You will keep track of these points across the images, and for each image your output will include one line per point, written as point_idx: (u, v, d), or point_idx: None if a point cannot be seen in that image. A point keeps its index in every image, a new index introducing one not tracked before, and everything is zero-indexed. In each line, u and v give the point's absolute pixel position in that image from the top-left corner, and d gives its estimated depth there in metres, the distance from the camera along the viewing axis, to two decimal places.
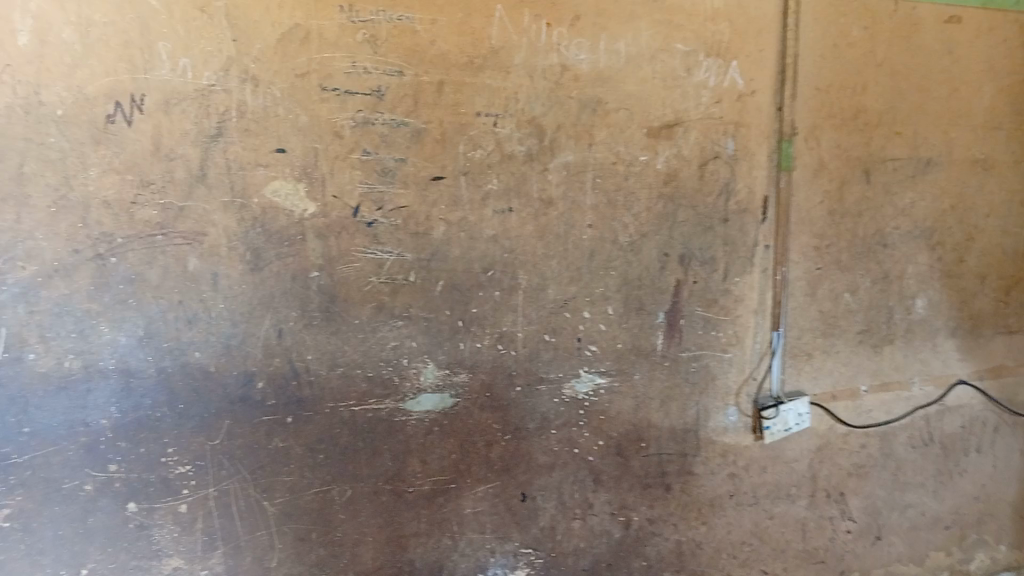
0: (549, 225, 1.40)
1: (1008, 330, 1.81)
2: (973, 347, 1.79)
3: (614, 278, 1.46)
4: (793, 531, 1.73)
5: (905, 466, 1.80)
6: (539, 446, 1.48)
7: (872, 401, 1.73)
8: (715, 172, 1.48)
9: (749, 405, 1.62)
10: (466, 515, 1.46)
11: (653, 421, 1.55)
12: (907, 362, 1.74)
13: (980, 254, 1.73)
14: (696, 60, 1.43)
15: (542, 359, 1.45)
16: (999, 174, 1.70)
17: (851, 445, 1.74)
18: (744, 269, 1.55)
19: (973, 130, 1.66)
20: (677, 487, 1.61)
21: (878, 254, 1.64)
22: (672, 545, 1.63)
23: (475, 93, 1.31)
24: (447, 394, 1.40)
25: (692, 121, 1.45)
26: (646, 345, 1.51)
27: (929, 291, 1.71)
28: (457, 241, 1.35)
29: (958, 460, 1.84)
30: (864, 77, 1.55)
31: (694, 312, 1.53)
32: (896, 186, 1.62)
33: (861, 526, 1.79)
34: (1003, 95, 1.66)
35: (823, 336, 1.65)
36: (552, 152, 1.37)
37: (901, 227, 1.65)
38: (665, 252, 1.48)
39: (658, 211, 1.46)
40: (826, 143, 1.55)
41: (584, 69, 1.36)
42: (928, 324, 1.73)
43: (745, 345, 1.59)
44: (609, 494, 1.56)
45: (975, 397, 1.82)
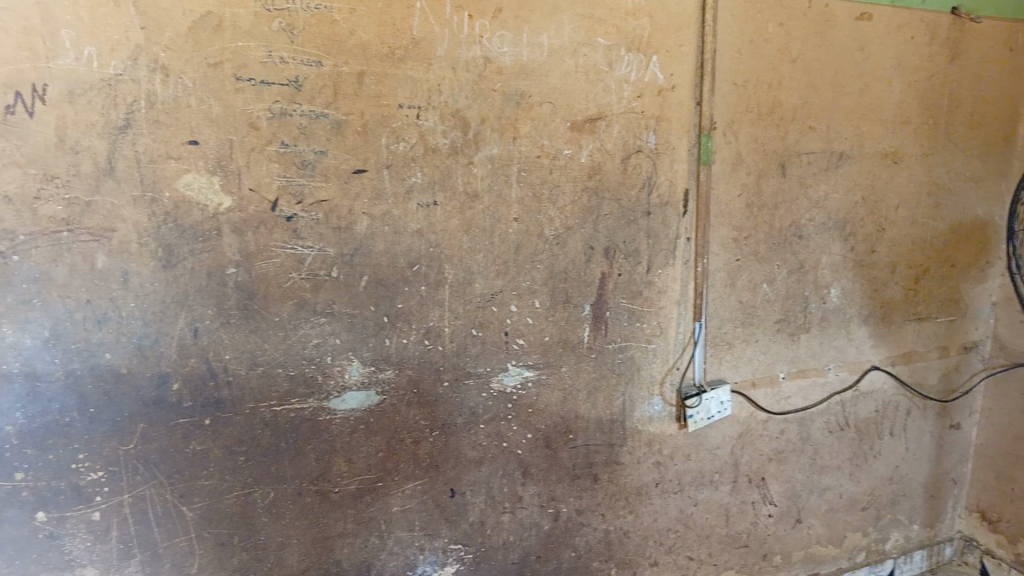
0: (475, 219, 1.39)
1: (916, 316, 1.90)
2: (884, 333, 1.87)
3: (541, 271, 1.46)
4: (716, 516, 1.78)
5: (821, 449, 1.87)
6: (468, 442, 1.48)
7: (790, 388, 1.79)
8: (638, 166, 1.50)
9: (673, 394, 1.65)
10: (394, 513, 1.44)
11: (581, 413, 1.57)
12: (822, 349, 1.80)
13: (890, 243, 1.80)
14: (618, 55, 1.44)
15: (469, 354, 1.44)
16: (906, 166, 1.77)
17: (770, 430, 1.79)
18: (667, 261, 1.57)
19: (882, 125, 1.72)
20: (605, 477, 1.63)
21: (794, 245, 1.70)
22: (600, 535, 1.66)
23: (397, 85, 1.29)
24: (372, 391, 1.38)
25: (615, 115, 1.46)
26: (572, 338, 1.52)
27: (842, 280, 1.77)
28: (380, 236, 1.32)
29: (872, 443, 1.93)
30: (779, 72, 1.59)
31: (618, 304, 1.55)
32: (810, 179, 1.68)
33: (781, 510, 1.86)
34: (910, 90, 1.73)
35: (743, 325, 1.69)
36: (477, 145, 1.36)
37: (815, 218, 1.70)
38: (590, 246, 1.49)
39: (583, 205, 1.47)
40: (744, 137, 1.59)
41: (507, 62, 1.36)
42: (842, 312, 1.80)
43: (668, 335, 1.61)
44: (537, 486, 1.56)
45: (885, 381, 1.90)
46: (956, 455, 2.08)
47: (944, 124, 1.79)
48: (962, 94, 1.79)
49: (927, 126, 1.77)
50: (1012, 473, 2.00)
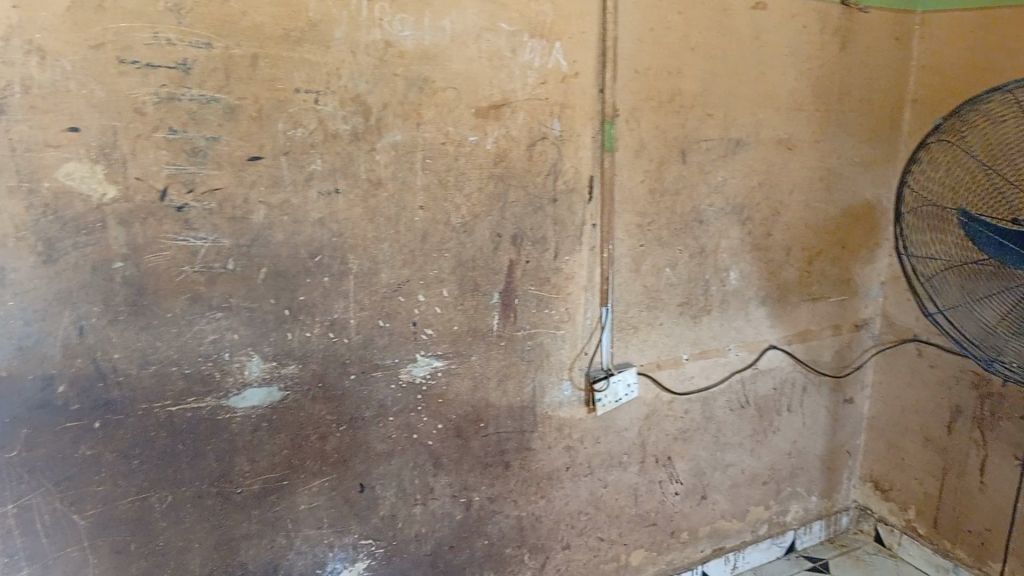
0: (379, 207, 1.36)
1: (811, 296, 1.98)
2: (780, 314, 1.94)
3: (448, 259, 1.45)
4: (625, 497, 1.82)
5: (723, 427, 1.93)
6: (377, 435, 1.45)
7: (693, 369, 1.84)
8: (543, 152, 1.50)
9: (582, 379, 1.67)
10: (301, 511, 1.41)
11: (491, 402, 1.56)
12: (723, 330, 1.86)
13: (785, 227, 1.87)
14: (521, 41, 1.43)
15: (376, 346, 1.41)
16: (800, 152, 1.84)
17: (675, 411, 1.84)
18: (573, 248, 1.58)
19: (777, 112, 1.78)
20: (516, 464, 1.63)
21: (695, 230, 1.74)
22: (513, 521, 1.66)
23: (294, 69, 1.24)
24: (275, 387, 1.33)
25: (519, 102, 1.45)
26: (482, 326, 1.51)
27: (741, 263, 1.83)
28: (279, 226, 1.28)
29: (771, 419, 2.01)
30: (679, 60, 1.61)
31: (527, 292, 1.55)
32: (709, 165, 1.72)
33: (687, 487, 1.92)
34: (803, 78, 1.79)
35: (648, 309, 1.72)
36: (380, 131, 1.33)
37: (715, 204, 1.75)
38: (497, 233, 1.49)
39: (490, 191, 1.46)
40: (646, 124, 1.61)
41: (409, 46, 1.33)
42: (741, 294, 1.86)
43: (576, 321, 1.63)
44: (449, 476, 1.55)
45: (783, 360, 1.98)
46: (849, 428, 2.19)
47: (835, 111, 1.86)
48: (851, 82, 1.87)
49: (819, 113, 1.84)
50: (902, 443, 2.13)
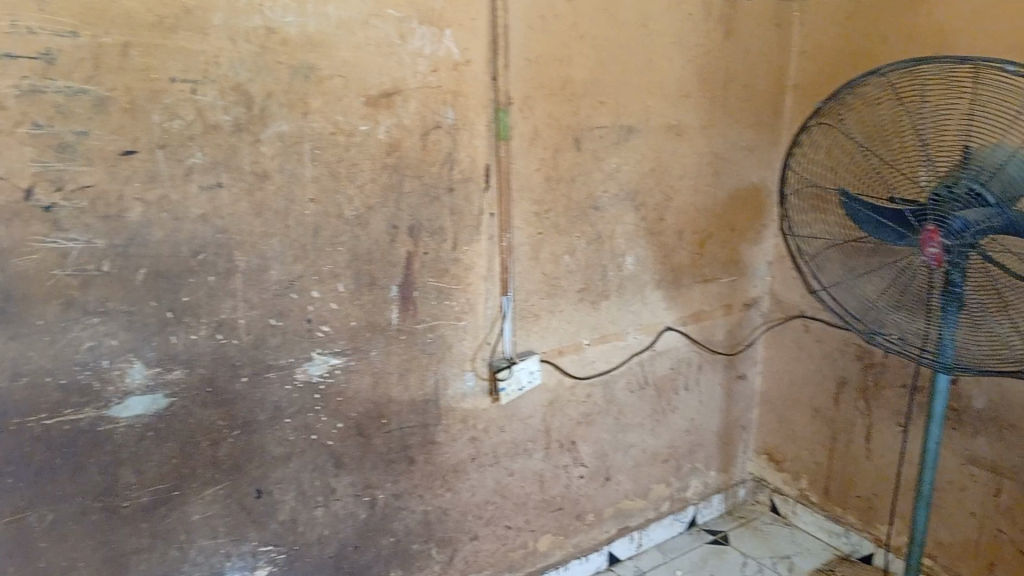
0: (266, 201, 1.30)
1: (703, 278, 2.04)
2: (675, 296, 1.99)
3: (342, 253, 1.41)
4: (531, 484, 1.83)
5: (624, 409, 1.97)
6: (273, 438, 1.40)
7: (594, 353, 1.86)
8: (437, 142, 1.48)
9: (485, 369, 1.66)
10: (195, 521, 1.34)
11: (393, 397, 1.53)
12: (621, 315, 1.89)
13: (677, 211, 1.92)
14: (410, 28, 1.40)
15: (269, 346, 1.36)
16: (688, 138, 1.89)
17: (578, 396, 1.86)
18: (472, 238, 1.57)
19: (666, 99, 1.81)
20: (421, 458, 1.61)
21: (591, 216, 1.75)
22: (419, 516, 1.64)
23: (168, 57, 1.17)
24: (160, 394, 1.26)
25: (411, 90, 1.42)
26: (381, 321, 1.48)
27: (636, 248, 1.86)
28: (159, 224, 1.21)
29: (669, 399, 2.06)
30: (569, 48, 1.62)
31: (426, 284, 1.53)
32: (602, 152, 1.74)
33: (591, 470, 1.94)
34: (689, 66, 1.83)
35: (547, 297, 1.73)
36: (264, 122, 1.28)
37: (609, 190, 1.77)
38: (393, 224, 1.45)
39: (383, 182, 1.43)
40: (539, 112, 1.61)
41: (292, 33, 1.28)
42: (637, 278, 1.89)
43: (477, 311, 1.62)
44: (351, 476, 1.51)
45: (678, 341, 2.03)
46: (742, 403, 2.28)
47: (720, 97, 1.92)
48: (735, 69, 1.92)
49: (706, 99, 1.89)
50: (792, 415, 2.23)
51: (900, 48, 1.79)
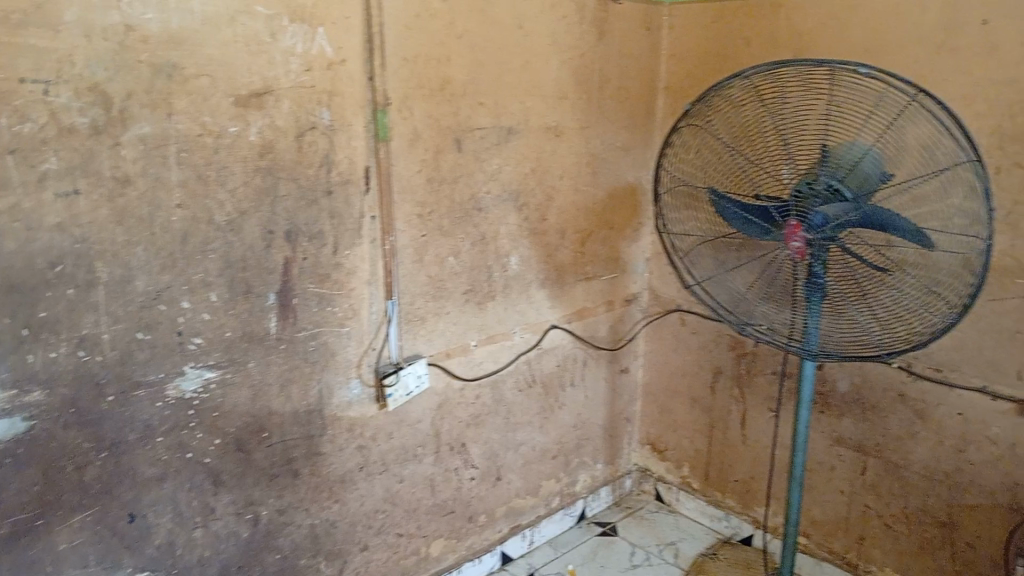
0: (129, 207, 1.23)
1: (585, 275, 2.07)
2: (559, 294, 2.01)
3: (214, 261, 1.34)
4: (422, 489, 1.80)
5: (513, 408, 1.97)
6: (145, 458, 1.31)
7: (481, 354, 1.86)
8: (313, 143, 1.43)
9: (370, 376, 1.62)
10: (61, 551, 1.24)
11: (274, 409, 1.47)
12: (507, 315, 1.89)
13: (559, 211, 1.94)
14: (281, 26, 1.35)
15: (136, 361, 1.28)
16: (567, 139, 1.91)
17: (466, 398, 1.85)
18: (353, 241, 1.53)
19: (544, 100, 1.83)
20: (306, 471, 1.56)
21: (474, 218, 1.75)
22: (306, 530, 1.59)
23: (16, 55, 1.08)
24: (18, 418, 1.16)
25: (283, 90, 1.37)
26: (258, 330, 1.42)
27: (520, 249, 1.87)
28: (10, 234, 1.11)
29: (556, 396, 2.09)
30: (447, 48, 1.61)
31: (306, 290, 1.48)
32: (483, 152, 1.73)
33: (482, 471, 1.94)
34: (565, 67, 1.86)
35: (433, 299, 1.71)
36: (124, 123, 1.20)
37: (492, 191, 1.77)
38: (268, 229, 1.40)
39: (256, 186, 1.37)
40: (419, 113, 1.59)
41: (154, 30, 1.20)
42: (522, 278, 1.90)
43: (361, 317, 1.58)
44: (232, 493, 1.45)
45: (563, 338, 2.06)
46: (626, 397, 2.34)
47: (596, 98, 1.96)
48: (609, 71, 1.97)
49: (582, 100, 1.92)
50: (672, 406, 2.30)
51: (762, 50, 1.88)
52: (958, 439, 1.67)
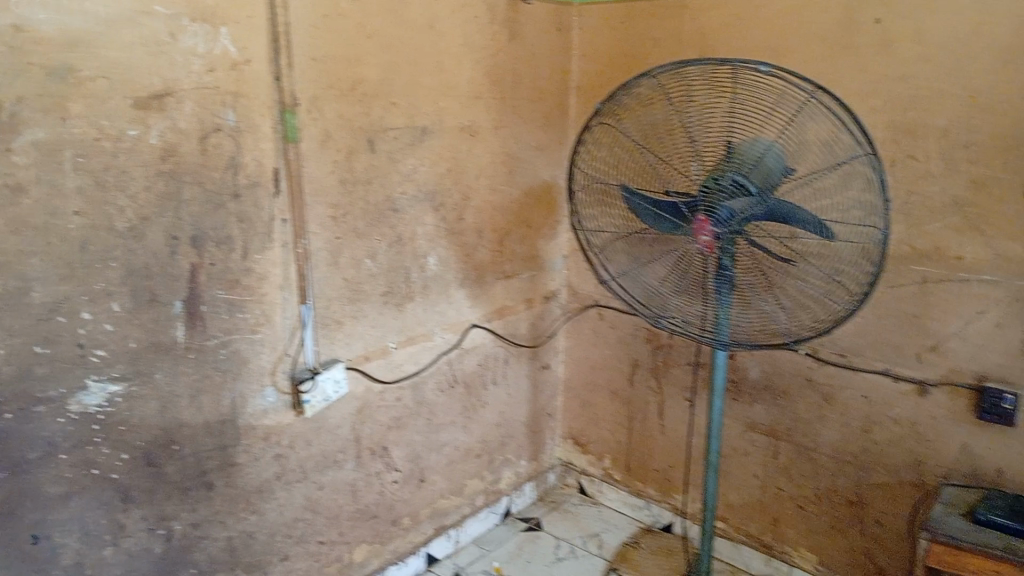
0: (22, 216, 1.16)
1: (504, 274, 2.08)
2: (479, 293, 2.01)
3: (116, 269, 1.28)
4: (343, 495, 1.77)
5: (435, 409, 1.96)
6: (48, 477, 1.25)
7: (402, 356, 1.84)
8: (218, 146, 1.39)
9: (286, 382, 1.59)
10: None
11: (184, 421, 1.42)
12: (427, 316, 1.88)
13: (475, 210, 1.94)
14: (181, 25, 1.30)
15: (35, 377, 1.21)
16: (482, 138, 1.91)
17: (387, 401, 1.83)
18: (264, 245, 1.49)
19: (457, 99, 1.83)
20: (221, 482, 1.51)
21: (390, 219, 1.73)
22: (223, 543, 1.54)
23: None
24: None
25: (185, 91, 1.33)
26: (166, 340, 1.37)
27: (437, 249, 1.86)
28: None
29: (478, 394, 2.09)
30: (356, 47, 1.58)
31: (215, 297, 1.43)
32: (397, 153, 1.72)
33: (405, 474, 1.92)
34: (477, 67, 1.86)
35: (350, 303, 1.69)
36: (15, 128, 1.13)
37: (407, 191, 1.76)
38: (174, 235, 1.35)
39: (159, 191, 1.32)
40: (329, 113, 1.56)
41: (45, 31, 1.14)
42: (441, 278, 1.89)
43: (275, 323, 1.54)
44: (144, 509, 1.39)
45: (484, 337, 2.06)
46: (547, 392, 2.36)
47: (509, 97, 1.96)
48: (522, 70, 1.98)
49: (495, 99, 1.93)
50: (593, 399, 2.34)
51: (670, 49, 1.92)
52: (864, 420, 1.75)
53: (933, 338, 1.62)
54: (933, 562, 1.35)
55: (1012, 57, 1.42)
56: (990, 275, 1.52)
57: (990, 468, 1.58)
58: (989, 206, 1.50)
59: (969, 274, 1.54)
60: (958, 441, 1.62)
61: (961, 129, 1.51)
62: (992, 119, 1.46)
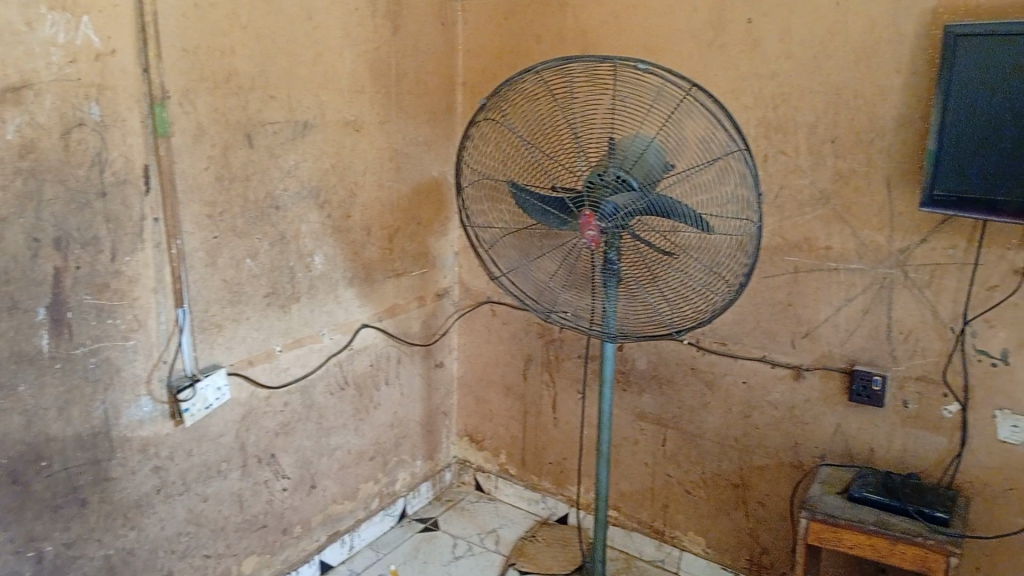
0: None
1: (394, 272, 2.04)
2: (368, 292, 1.97)
3: None
4: (230, 505, 1.70)
5: (325, 412, 1.91)
6: None
7: (288, 359, 1.78)
8: (82, 141, 1.30)
9: (163, 391, 1.51)
10: None
11: (52, 435, 1.33)
12: (314, 316, 1.83)
13: (362, 207, 1.90)
14: (38, 13, 1.21)
15: None
16: (368, 134, 1.88)
17: (273, 406, 1.76)
18: (135, 246, 1.41)
19: (340, 93, 1.78)
20: (95, 499, 1.42)
21: (272, 217, 1.67)
22: (100, 563, 1.45)
23: None
24: None
25: (45, 84, 1.23)
26: (28, 349, 1.27)
27: (323, 247, 1.81)
28: None
29: (371, 396, 2.05)
30: (231, 38, 1.52)
31: (83, 302, 1.34)
32: (277, 148, 1.66)
33: (295, 481, 1.87)
34: (360, 60, 1.82)
35: (230, 305, 1.62)
36: None
37: (289, 188, 1.70)
38: (35, 237, 1.26)
39: (16, 190, 1.22)
40: (203, 107, 1.49)
41: None
42: (327, 277, 1.84)
43: (149, 328, 1.46)
44: (9, 531, 1.29)
45: (375, 336, 2.03)
46: (441, 390, 2.34)
47: (394, 92, 1.93)
48: (407, 64, 1.95)
49: (380, 94, 1.89)
50: (487, 395, 2.34)
51: (553, 45, 1.94)
52: (744, 405, 1.83)
53: (807, 324, 1.70)
54: (813, 539, 1.42)
55: (872, 57, 1.51)
56: (856, 263, 1.61)
57: (861, 445, 1.68)
58: (854, 198, 1.58)
59: (837, 263, 1.63)
60: (832, 421, 1.71)
61: (827, 125, 1.59)
62: (854, 116, 1.55)
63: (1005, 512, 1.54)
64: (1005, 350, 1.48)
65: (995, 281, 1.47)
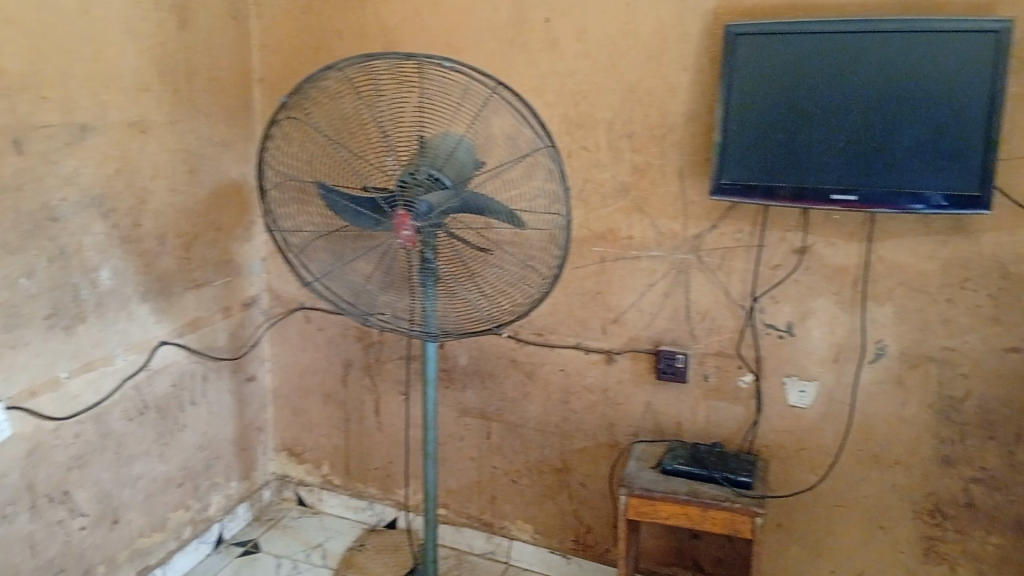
0: None
1: (196, 282, 1.92)
2: (167, 306, 1.83)
3: None
4: (20, 551, 1.53)
5: (124, 440, 1.75)
6: None
7: (77, 386, 1.61)
8: None
9: None
10: None
11: None
12: (105, 336, 1.67)
13: (154, 215, 1.76)
14: None
15: None
16: (156, 136, 1.74)
17: (63, 438, 1.59)
18: None
19: (124, 92, 1.64)
20: None
21: (49, 229, 1.50)
22: None
23: None
24: None
25: None
26: None
27: (111, 259, 1.66)
28: None
29: (175, 418, 1.91)
30: None
31: None
32: (53, 153, 1.49)
33: (95, 517, 1.70)
34: (146, 57, 1.68)
35: (5, 330, 1.44)
36: None
37: (68, 196, 1.54)
38: None
39: None
40: None
41: None
42: (118, 292, 1.69)
43: None
44: None
45: (178, 353, 1.89)
46: (254, 404, 2.22)
47: (185, 90, 1.80)
48: (197, 60, 1.83)
49: (170, 93, 1.76)
50: (305, 405, 2.25)
51: (354, 42, 1.90)
52: (563, 392, 1.89)
53: (615, 311, 1.78)
54: (633, 514, 1.49)
55: (663, 56, 1.60)
56: (655, 250, 1.71)
57: (670, 421, 1.79)
58: (651, 189, 1.68)
59: (639, 251, 1.72)
60: (642, 400, 1.80)
61: (623, 120, 1.67)
62: (648, 111, 1.64)
63: (797, 469, 1.70)
64: (790, 323, 1.63)
65: (777, 261, 1.61)
